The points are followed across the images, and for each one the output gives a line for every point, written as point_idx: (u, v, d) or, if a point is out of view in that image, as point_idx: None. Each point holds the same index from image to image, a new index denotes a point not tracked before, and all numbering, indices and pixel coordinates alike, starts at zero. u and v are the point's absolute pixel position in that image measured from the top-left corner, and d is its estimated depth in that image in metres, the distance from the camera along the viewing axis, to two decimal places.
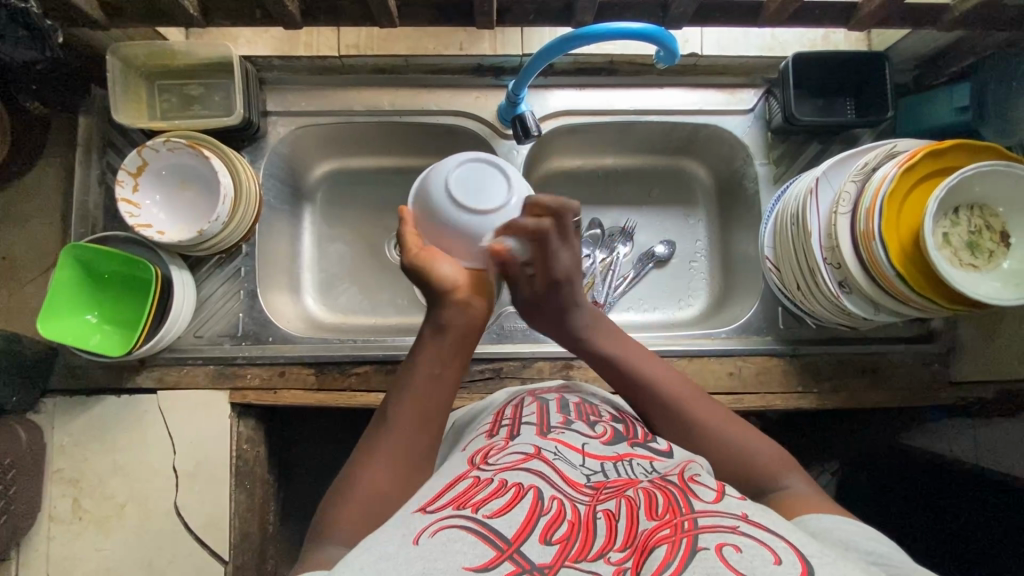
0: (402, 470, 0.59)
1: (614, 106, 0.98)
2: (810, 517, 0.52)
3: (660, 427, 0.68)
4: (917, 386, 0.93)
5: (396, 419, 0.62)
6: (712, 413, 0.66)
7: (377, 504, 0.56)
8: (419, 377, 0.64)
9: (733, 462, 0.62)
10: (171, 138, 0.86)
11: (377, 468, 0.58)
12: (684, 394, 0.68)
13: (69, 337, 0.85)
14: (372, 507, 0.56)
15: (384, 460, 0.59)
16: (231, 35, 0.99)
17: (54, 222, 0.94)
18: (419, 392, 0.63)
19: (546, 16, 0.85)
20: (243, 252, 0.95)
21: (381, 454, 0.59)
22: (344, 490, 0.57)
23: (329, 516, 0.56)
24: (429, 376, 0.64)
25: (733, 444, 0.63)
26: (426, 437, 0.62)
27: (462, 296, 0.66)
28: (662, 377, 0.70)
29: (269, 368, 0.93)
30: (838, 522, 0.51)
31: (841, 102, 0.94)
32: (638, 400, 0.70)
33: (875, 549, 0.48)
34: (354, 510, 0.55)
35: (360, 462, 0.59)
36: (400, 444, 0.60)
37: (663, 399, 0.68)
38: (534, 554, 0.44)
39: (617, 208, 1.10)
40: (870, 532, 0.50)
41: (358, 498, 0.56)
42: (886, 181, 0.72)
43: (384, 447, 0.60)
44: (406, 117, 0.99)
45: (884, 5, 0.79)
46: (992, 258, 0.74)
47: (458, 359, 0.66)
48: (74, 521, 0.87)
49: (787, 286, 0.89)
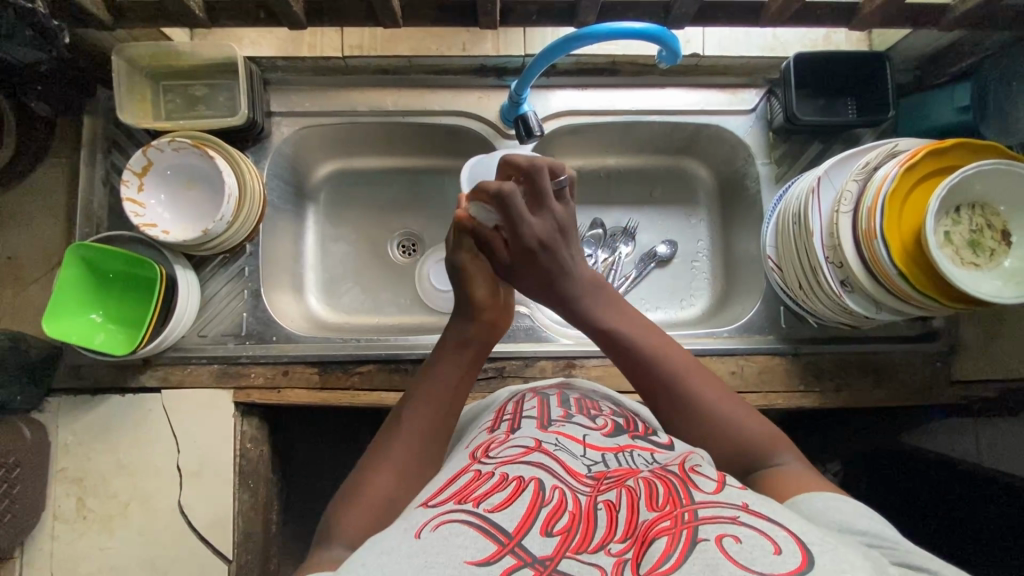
0: (412, 475, 0.59)
1: (616, 107, 0.99)
2: (802, 498, 0.52)
3: (658, 403, 0.66)
4: (918, 384, 0.94)
5: (409, 425, 0.63)
6: (717, 396, 0.64)
7: (388, 507, 0.56)
8: (435, 388, 0.66)
9: (733, 442, 0.60)
10: (175, 138, 0.87)
11: (388, 469, 0.59)
12: (683, 369, 0.66)
13: (74, 336, 0.85)
14: (382, 510, 0.56)
15: (395, 464, 0.59)
16: (235, 36, 1.00)
17: (59, 223, 0.95)
18: (433, 401, 0.65)
19: (549, 16, 0.85)
20: (246, 252, 0.96)
21: (392, 459, 0.60)
22: (354, 493, 0.57)
23: (337, 518, 0.56)
24: (444, 385, 0.66)
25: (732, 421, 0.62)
26: (436, 444, 0.63)
27: (493, 317, 0.73)
28: (660, 350, 0.67)
29: (272, 367, 0.93)
30: (833, 501, 0.51)
31: (842, 101, 0.94)
32: (636, 373, 0.67)
33: (869, 529, 0.48)
34: (364, 509, 0.56)
35: (370, 465, 0.60)
36: (412, 449, 0.61)
37: (667, 378, 0.65)
38: (535, 547, 0.44)
39: (618, 208, 1.10)
40: (871, 515, 0.50)
41: (368, 500, 0.56)
42: (887, 179, 0.73)
43: (394, 452, 0.60)
44: (408, 118, 0.99)
45: (885, 5, 0.79)
46: (993, 257, 0.75)
47: (471, 374, 0.69)
48: (77, 520, 0.87)
49: (789, 285, 0.90)
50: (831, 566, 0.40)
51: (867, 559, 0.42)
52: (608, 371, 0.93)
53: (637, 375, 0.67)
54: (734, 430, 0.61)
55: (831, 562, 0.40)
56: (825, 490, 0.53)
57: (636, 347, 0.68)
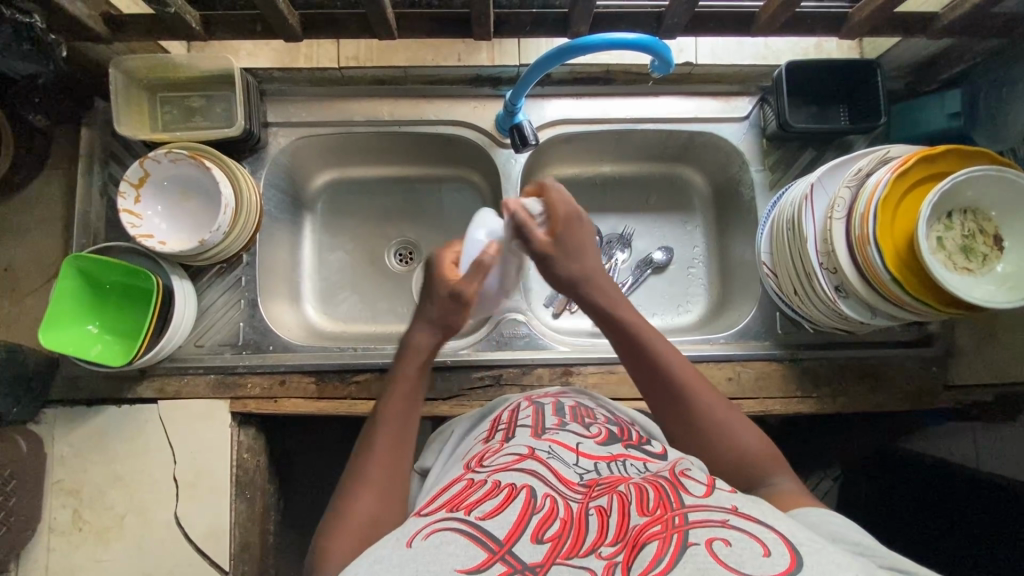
0: (391, 494, 0.59)
1: (610, 116, 1.00)
2: (800, 511, 0.54)
3: (670, 416, 0.66)
4: (914, 388, 0.94)
5: (378, 449, 0.62)
6: (740, 426, 0.63)
7: (371, 528, 0.56)
8: (397, 400, 0.65)
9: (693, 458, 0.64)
10: (172, 148, 0.87)
11: (364, 495, 0.58)
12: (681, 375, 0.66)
13: (69, 346, 0.85)
14: (367, 533, 0.56)
15: (375, 484, 0.59)
16: (233, 48, 1.01)
17: (57, 234, 0.95)
18: (397, 415, 0.64)
19: (542, 26, 0.86)
20: (244, 261, 0.96)
21: (370, 483, 0.59)
22: (336, 521, 0.57)
23: (321, 548, 0.55)
24: (402, 398, 0.65)
25: (711, 439, 0.63)
26: (404, 457, 0.63)
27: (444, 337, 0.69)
28: (686, 372, 0.66)
29: (269, 377, 0.93)
30: (826, 515, 0.52)
31: (835, 108, 0.96)
32: (652, 383, 0.67)
33: (860, 540, 0.49)
34: (347, 537, 0.55)
35: (350, 488, 0.59)
36: (388, 469, 0.61)
37: (683, 394, 0.65)
38: (526, 554, 0.44)
39: (616, 215, 1.11)
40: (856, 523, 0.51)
41: (350, 527, 0.56)
42: (878, 185, 0.74)
43: (369, 475, 0.60)
44: (405, 127, 1.00)
45: (873, 15, 0.80)
46: (985, 262, 0.75)
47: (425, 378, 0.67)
48: (74, 532, 0.87)
49: (784, 291, 0.90)
50: (819, 567, 0.40)
51: (855, 560, 0.42)
52: (606, 377, 0.93)
53: (653, 386, 0.67)
54: (700, 446, 0.64)
55: (818, 563, 0.40)
56: (813, 506, 0.55)
57: (642, 354, 0.67)
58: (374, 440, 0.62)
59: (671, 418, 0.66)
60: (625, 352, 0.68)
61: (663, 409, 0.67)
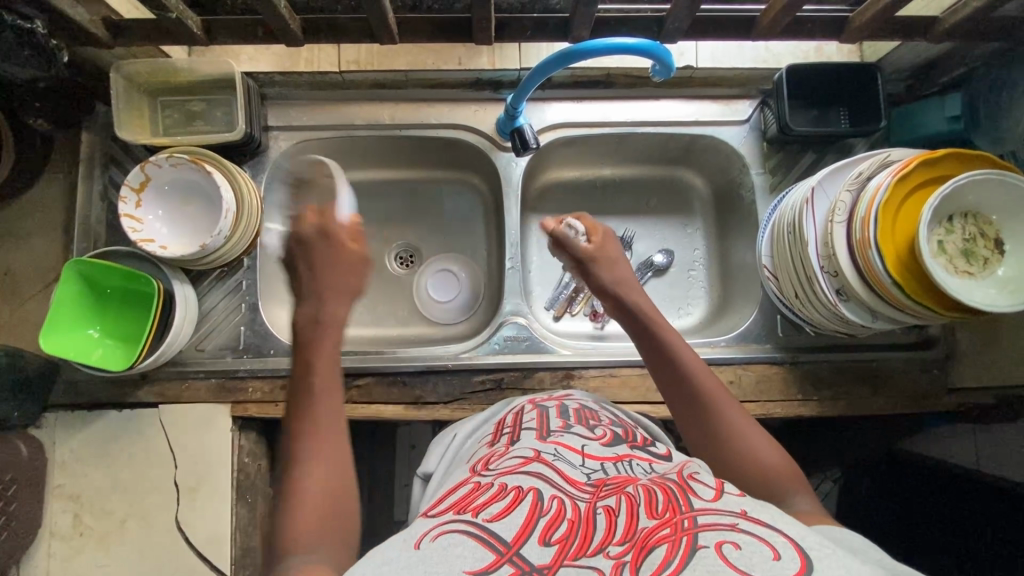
0: (339, 462, 0.58)
1: (610, 119, 1.00)
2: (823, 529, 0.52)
3: (682, 414, 0.68)
4: (915, 392, 0.94)
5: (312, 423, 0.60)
6: (749, 429, 0.64)
7: (328, 499, 0.56)
8: (320, 372, 0.64)
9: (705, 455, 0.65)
10: (173, 153, 0.87)
11: (311, 469, 0.57)
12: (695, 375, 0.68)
13: (71, 352, 0.85)
14: (324, 504, 0.55)
15: (319, 456, 0.58)
16: (233, 52, 1.01)
17: (57, 237, 0.95)
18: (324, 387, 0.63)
19: (544, 31, 0.86)
20: (244, 265, 0.96)
21: (314, 458, 0.58)
22: (289, 501, 0.55)
23: (282, 530, 0.54)
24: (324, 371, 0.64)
25: (720, 438, 0.64)
26: (337, 422, 0.61)
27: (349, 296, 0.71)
28: (700, 373, 0.68)
29: (270, 382, 0.93)
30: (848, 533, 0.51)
31: (835, 110, 0.94)
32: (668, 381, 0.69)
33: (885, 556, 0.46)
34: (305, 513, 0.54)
35: (295, 467, 0.57)
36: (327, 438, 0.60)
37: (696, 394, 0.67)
38: (533, 556, 0.44)
39: (617, 218, 1.11)
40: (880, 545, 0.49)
41: (306, 503, 0.55)
42: (879, 189, 0.74)
43: (308, 450, 0.58)
44: (406, 131, 1.00)
45: (873, 19, 0.81)
46: (987, 266, 0.75)
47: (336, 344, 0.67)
48: (75, 537, 0.87)
49: (785, 294, 0.90)
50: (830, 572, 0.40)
51: (866, 566, 0.42)
52: (607, 381, 0.93)
53: (668, 384, 0.69)
54: (709, 443, 0.65)
55: (830, 568, 0.40)
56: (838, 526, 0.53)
57: (660, 352, 0.71)
58: (306, 415, 0.61)
59: (683, 417, 0.67)
60: (645, 350, 0.72)
61: (677, 407, 0.68)
